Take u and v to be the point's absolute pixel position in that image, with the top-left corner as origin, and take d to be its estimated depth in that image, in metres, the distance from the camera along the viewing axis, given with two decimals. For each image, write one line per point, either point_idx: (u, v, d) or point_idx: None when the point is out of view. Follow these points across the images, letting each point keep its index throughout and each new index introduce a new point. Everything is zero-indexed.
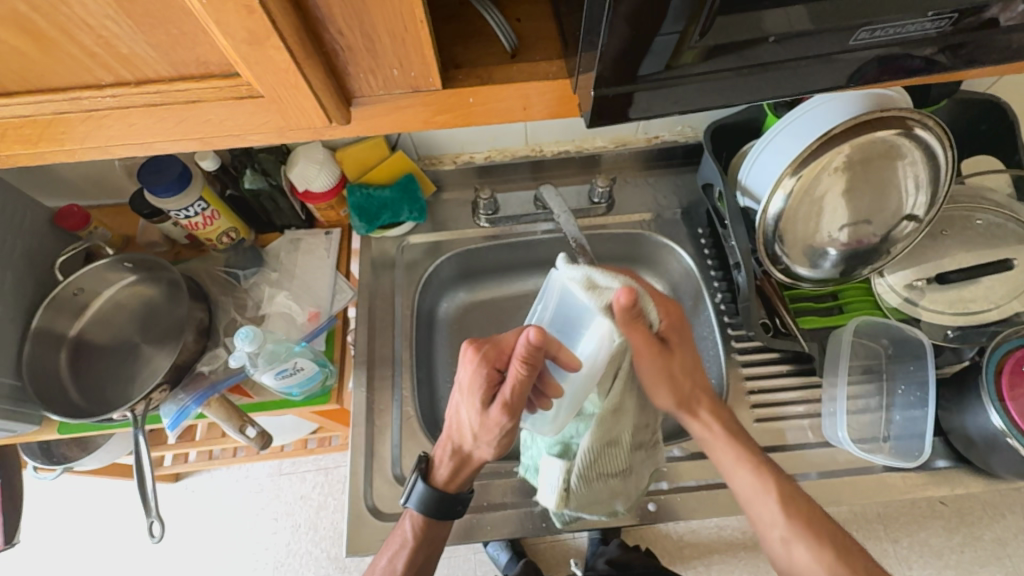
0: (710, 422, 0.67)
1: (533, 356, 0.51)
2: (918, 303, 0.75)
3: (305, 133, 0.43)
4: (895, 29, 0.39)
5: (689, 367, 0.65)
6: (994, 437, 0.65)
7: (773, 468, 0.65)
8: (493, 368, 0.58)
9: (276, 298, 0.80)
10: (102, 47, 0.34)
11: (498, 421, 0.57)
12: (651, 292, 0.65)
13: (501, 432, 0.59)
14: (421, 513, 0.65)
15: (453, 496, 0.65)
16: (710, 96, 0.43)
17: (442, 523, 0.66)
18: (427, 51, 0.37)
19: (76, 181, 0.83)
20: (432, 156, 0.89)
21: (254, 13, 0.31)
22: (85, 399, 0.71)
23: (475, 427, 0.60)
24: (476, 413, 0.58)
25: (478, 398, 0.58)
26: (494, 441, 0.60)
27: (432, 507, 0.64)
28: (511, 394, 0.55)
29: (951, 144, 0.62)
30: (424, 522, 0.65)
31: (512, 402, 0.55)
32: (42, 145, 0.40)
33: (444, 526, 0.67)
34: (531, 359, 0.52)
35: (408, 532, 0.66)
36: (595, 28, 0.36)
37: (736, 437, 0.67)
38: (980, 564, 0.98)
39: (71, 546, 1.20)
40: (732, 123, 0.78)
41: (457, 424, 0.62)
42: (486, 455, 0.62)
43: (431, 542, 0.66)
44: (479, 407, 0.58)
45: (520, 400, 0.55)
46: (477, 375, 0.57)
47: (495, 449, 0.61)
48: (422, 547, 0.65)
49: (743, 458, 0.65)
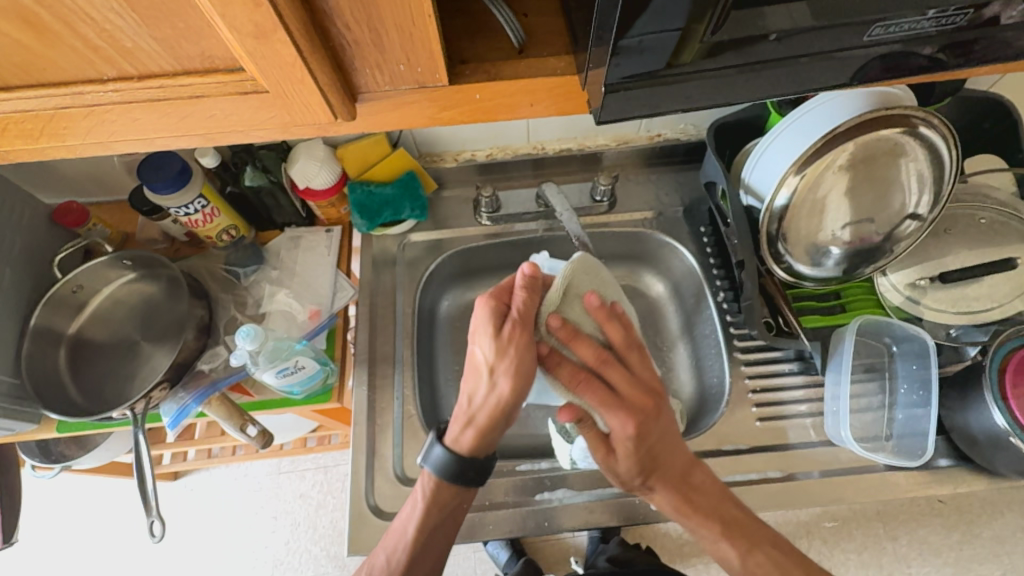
0: (669, 503, 0.63)
1: (532, 277, 0.62)
2: (919, 301, 0.74)
3: (310, 129, 0.43)
4: (908, 26, 0.39)
5: (644, 464, 0.62)
6: (998, 436, 0.65)
7: (741, 541, 0.62)
8: (499, 303, 0.63)
9: (276, 296, 0.80)
10: (105, 41, 0.33)
11: (511, 339, 0.60)
12: (609, 402, 0.60)
13: (516, 355, 0.60)
14: (437, 474, 0.63)
15: (468, 460, 0.63)
16: (719, 93, 0.43)
17: (456, 489, 0.64)
18: (434, 46, 0.37)
19: (74, 177, 0.82)
20: (433, 153, 0.89)
21: (261, 7, 0.30)
22: (85, 397, 0.70)
23: (490, 361, 0.61)
24: (489, 341, 0.61)
25: (489, 326, 0.61)
26: (511, 368, 0.60)
27: (450, 472, 0.63)
28: (524, 305, 0.61)
29: (955, 142, 0.62)
30: (437, 483, 0.63)
31: (525, 315, 0.61)
32: (42, 141, 0.39)
33: (456, 494, 0.64)
34: (530, 284, 0.62)
35: (420, 497, 0.64)
36: (606, 24, 0.35)
37: (700, 512, 0.63)
38: (978, 562, 0.98)
39: (70, 544, 1.20)
40: (736, 121, 0.78)
41: (471, 373, 0.63)
42: (504, 392, 0.61)
43: (445, 507, 0.64)
44: (492, 334, 0.61)
45: (531, 315, 0.62)
46: (487, 312, 0.62)
47: (512, 383, 0.61)
48: (434, 511, 0.63)
49: (709, 524, 0.62)
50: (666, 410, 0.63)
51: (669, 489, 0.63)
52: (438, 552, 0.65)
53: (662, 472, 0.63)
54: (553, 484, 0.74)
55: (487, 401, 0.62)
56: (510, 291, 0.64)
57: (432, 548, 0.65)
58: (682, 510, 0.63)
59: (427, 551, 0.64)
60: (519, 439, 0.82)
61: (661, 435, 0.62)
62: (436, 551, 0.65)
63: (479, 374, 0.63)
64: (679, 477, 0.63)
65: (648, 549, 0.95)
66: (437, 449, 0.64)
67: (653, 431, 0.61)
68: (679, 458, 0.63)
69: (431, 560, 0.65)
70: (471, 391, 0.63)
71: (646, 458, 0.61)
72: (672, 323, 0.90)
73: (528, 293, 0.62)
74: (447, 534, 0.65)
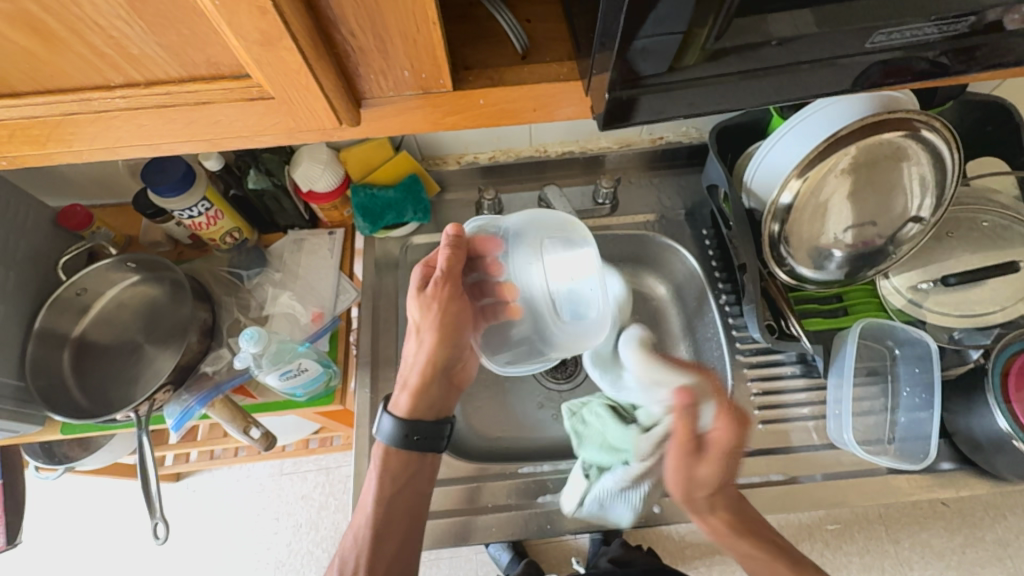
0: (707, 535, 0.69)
1: (457, 239, 0.67)
2: (923, 304, 0.74)
3: (314, 134, 0.43)
4: (910, 33, 0.39)
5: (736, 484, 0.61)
6: (1000, 439, 0.65)
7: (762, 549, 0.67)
8: (428, 266, 0.70)
9: (280, 298, 0.80)
10: (112, 48, 0.33)
11: (435, 296, 0.67)
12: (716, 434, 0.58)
13: (438, 312, 0.67)
14: (387, 442, 0.66)
15: (413, 422, 0.67)
16: (722, 99, 0.43)
17: (409, 456, 0.67)
18: (439, 52, 0.37)
19: (78, 180, 0.83)
20: (435, 156, 0.89)
21: (267, 15, 0.30)
22: (89, 399, 0.71)
23: (417, 320, 0.68)
24: (414, 300, 0.68)
25: (416, 286, 0.68)
26: (434, 327, 0.67)
27: (399, 436, 0.66)
28: (447, 264, 0.67)
29: (958, 145, 0.62)
30: (387, 452, 0.66)
31: (448, 273, 0.67)
32: (49, 145, 0.40)
33: (410, 462, 0.67)
34: (456, 246, 0.67)
35: (374, 467, 0.66)
36: (610, 30, 0.36)
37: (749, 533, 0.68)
38: (981, 565, 0.98)
39: (73, 544, 1.20)
40: (738, 124, 0.78)
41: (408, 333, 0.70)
42: (429, 348, 0.68)
43: (398, 476, 0.66)
44: (416, 293, 0.68)
45: (456, 271, 0.67)
46: (417, 276, 0.68)
47: (436, 337, 0.67)
48: (388, 482, 0.65)
49: (752, 552, 0.68)
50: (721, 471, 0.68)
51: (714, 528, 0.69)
52: (404, 529, 0.65)
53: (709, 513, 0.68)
54: (556, 486, 0.74)
55: (418, 360, 0.68)
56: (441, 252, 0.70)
57: (396, 524, 0.65)
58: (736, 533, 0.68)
59: (393, 524, 0.65)
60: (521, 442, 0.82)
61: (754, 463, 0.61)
62: (403, 526, 0.65)
63: (412, 335, 0.69)
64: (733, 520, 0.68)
65: (650, 551, 0.95)
66: (383, 417, 0.67)
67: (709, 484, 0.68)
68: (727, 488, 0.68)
69: (398, 535, 0.65)
70: (407, 354, 0.70)
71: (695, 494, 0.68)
72: (674, 324, 0.89)
73: (448, 253, 0.66)
74: (412, 505, 0.66)
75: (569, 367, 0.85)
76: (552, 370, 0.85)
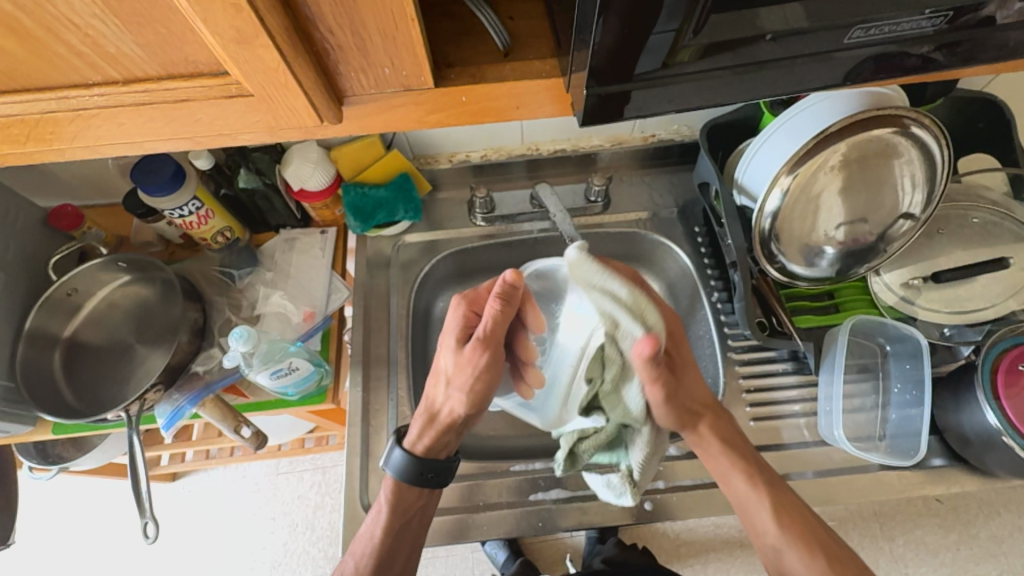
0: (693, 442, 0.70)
1: (508, 289, 0.61)
2: (914, 301, 0.73)
3: (296, 132, 0.43)
4: (891, 27, 0.39)
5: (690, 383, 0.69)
6: (989, 435, 0.65)
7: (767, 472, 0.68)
8: (470, 311, 0.66)
9: (271, 298, 0.79)
10: (89, 46, 0.33)
11: (472, 358, 0.63)
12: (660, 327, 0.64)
13: (470, 375, 0.64)
14: (397, 476, 0.65)
15: (428, 462, 0.65)
16: (705, 96, 0.43)
17: (421, 490, 0.66)
18: (419, 51, 0.37)
19: (69, 179, 0.83)
20: (427, 155, 0.89)
21: (242, 12, 0.30)
22: (79, 399, 0.71)
23: (449, 371, 0.65)
24: (451, 354, 0.64)
25: (455, 338, 0.65)
26: (464, 387, 0.64)
27: (409, 472, 0.64)
28: (490, 326, 0.62)
29: (947, 141, 0.62)
30: (395, 487, 0.65)
31: (490, 334, 0.62)
32: (30, 144, 0.39)
33: (422, 495, 0.66)
34: (505, 296, 0.61)
35: (383, 498, 0.66)
36: (587, 27, 0.35)
37: (732, 448, 0.68)
38: (975, 562, 0.99)
39: (69, 544, 1.20)
40: (728, 122, 0.78)
41: (433, 379, 0.68)
42: (456, 405, 0.65)
43: (408, 510, 0.66)
44: (455, 348, 0.65)
45: (499, 334, 0.62)
46: (457, 321, 0.65)
47: (466, 398, 0.64)
48: (398, 514, 0.65)
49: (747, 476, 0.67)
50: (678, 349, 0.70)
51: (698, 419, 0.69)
52: (405, 555, 0.67)
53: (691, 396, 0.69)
54: (548, 484, 0.74)
55: (443, 409, 0.66)
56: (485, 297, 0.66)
57: (399, 552, 0.66)
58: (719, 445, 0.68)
59: (397, 550, 0.66)
60: (514, 440, 0.83)
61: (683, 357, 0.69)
62: (404, 553, 0.67)
63: (438, 383, 0.67)
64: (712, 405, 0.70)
65: (644, 549, 0.95)
66: (395, 451, 0.66)
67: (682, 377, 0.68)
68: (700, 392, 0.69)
69: (403, 554, 0.67)
70: (428, 396, 0.67)
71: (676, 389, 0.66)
72: None
73: (495, 310, 0.61)
74: (418, 533, 0.67)
75: None
76: None
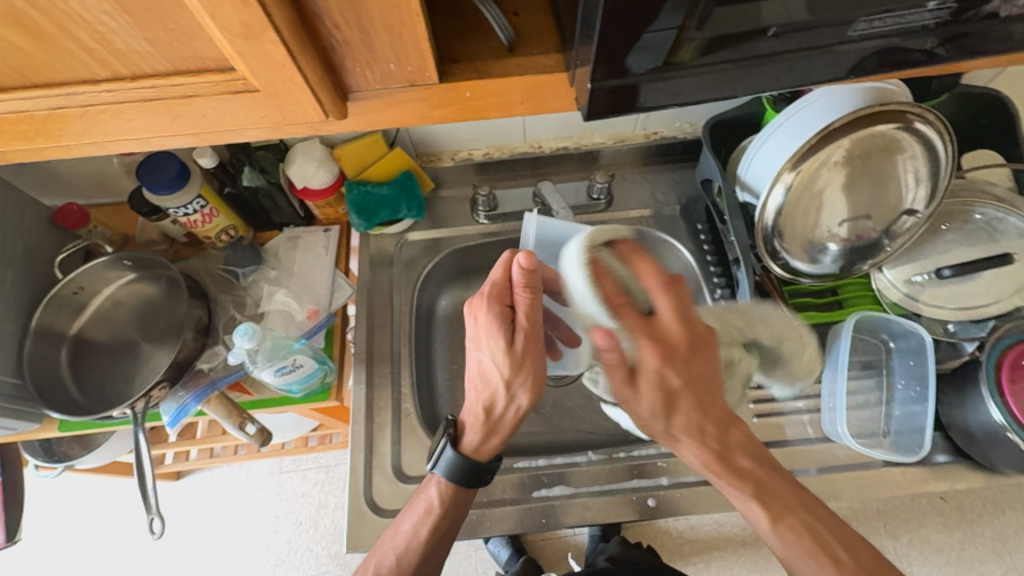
0: (700, 457, 0.61)
1: (529, 274, 0.60)
2: (918, 298, 0.73)
3: (302, 128, 0.43)
4: (894, 20, 0.39)
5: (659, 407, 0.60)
6: (994, 431, 0.65)
7: (773, 501, 0.59)
8: (503, 306, 0.61)
9: (275, 296, 0.80)
10: (99, 42, 0.34)
11: (524, 350, 0.61)
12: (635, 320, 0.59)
13: (532, 365, 0.61)
14: (448, 477, 0.63)
15: (481, 466, 0.64)
16: (710, 90, 0.43)
17: (465, 490, 0.64)
18: (423, 45, 0.37)
19: (74, 178, 0.83)
20: (430, 153, 0.89)
21: (251, 7, 0.31)
22: (85, 397, 0.71)
23: (503, 372, 0.61)
24: (502, 354, 0.60)
25: (499, 339, 0.60)
26: (528, 378, 0.62)
27: (463, 474, 0.63)
28: (529, 312, 0.60)
29: (951, 137, 0.62)
30: (453, 490, 0.64)
31: (532, 321, 0.61)
32: (39, 141, 0.40)
33: (469, 494, 0.65)
34: (529, 283, 0.60)
35: (431, 494, 0.64)
36: (591, 21, 0.35)
37: (722, 467, 0.61)
38: (980, 560, 0.98)
39: (74, 542, 1.21)
40: (733, 118, 0.77)
41: (483, 384, 0.63)
42: (522, 403, 0.62)
43: (456, 510, 0.64)
44: (502, 347, 0.60)
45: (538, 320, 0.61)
46: (492, 319, 0.61)
47: (529, 393, 0.62)
48: (447, 515, 0.64)
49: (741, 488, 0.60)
50: (705, 357, 0.61)
51: (693, 435, 0.61)
52: (443, 554, 0.65)
53: (694, 414, 0.60)
54: (552, 481, 0.74)
55: (505, 409, 0.62)
56: (511, 289, 0.62)
57: (439, 551, 0.65)
58: (710, 466, 0.61)
59: (439, 548, 0.64)
60: (517, 438, 0.83)
61: (688, 375, 0.59)
62: (438, 556, 0.65)
63: (493, 384, 0.62)
64: (718, 418, 0.61)
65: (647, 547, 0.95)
66: (450, 451, 0.63)
67: (685, 395, 0.60)
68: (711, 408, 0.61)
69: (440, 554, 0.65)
70: (484, 399, 0.63)
71: (671, 402, 0.60)
72: None
73: (534, 297, 0.60)
74: (456, 530, 0.66)
75: None
76: None
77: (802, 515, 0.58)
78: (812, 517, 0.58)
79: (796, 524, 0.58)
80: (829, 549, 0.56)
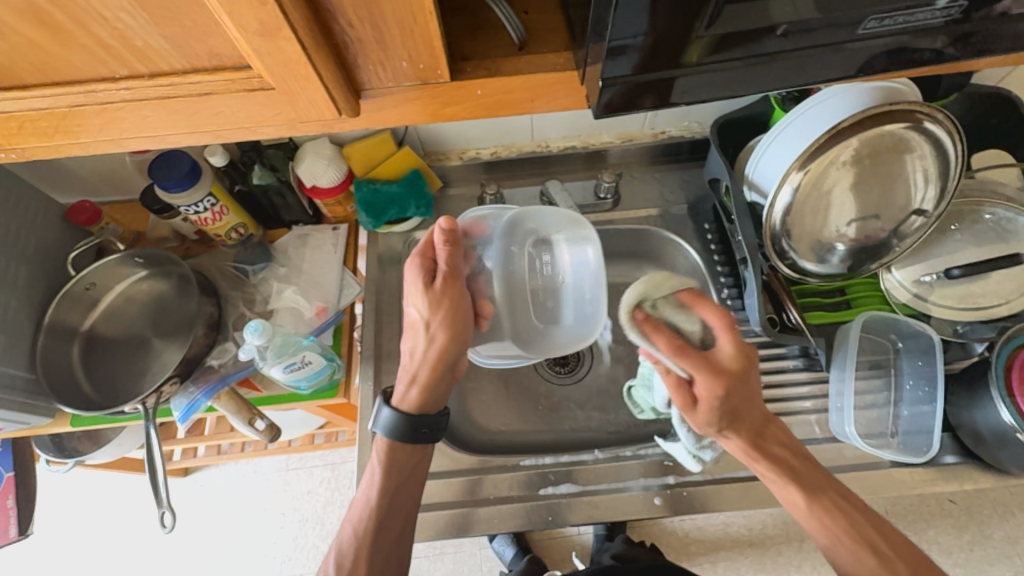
0: (743, 451, 0.63)
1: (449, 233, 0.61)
2: (927, 299, 0.73)
3: (315, 125, 0.44)
4: (904, 17, 0.39)
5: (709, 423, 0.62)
6: (1004, 433, 0.65)
7: (811, 488, 0.60)
8: (426, 261, 0.63)
9: (284, 293, 0.80)
10: (117, 40, 0.34)
11: (442, 293, 0.61)
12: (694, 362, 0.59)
13: (450, 308, 0.61)
14: (389, 436, 0.63)
15: (419, 418, 0.63)
16: (718, 89, 0.43)
17: (412, 449, 0.64)
18: (436, 44, 0.37)
19: (86, 176, 0.84)
20: (438, 152, 0.90)
21: (267, 5, 0.31)
22: (97, 392, 0.72)
23: (423, 315, 0.62)
24: (420, 295, 0.62)
25: (419, 283, 0.62)
26: (445, 321, 0.62)
27: (400, 430, 0.63)
28: (448, 259, 0.61)
29: (961, 137, 0.62)
30: (389, 448, 0.63)
31: (451, 268, 0.62)
32: (57, 137, 0.40)
33: (413, 455, 0.64)
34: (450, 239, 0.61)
35: (376, 459, 0.64)
36: (602, 20, 0.36)
37: (765, 461, 0.62)
38: (989, 563, 0.98)
39: (84, 536, 1.22)
40: (741, 117, 0.77)
41: (410, 331, 0.64)
42: (441, 343, 0.62)
43: (403, 470, 0.64)
44: (422, 290, 0.62)
45: (458, 266, 0.62)
46: (414, 271, 0.62)
47: (447, 333, 0.62)
48: (392, 475, 0.63)
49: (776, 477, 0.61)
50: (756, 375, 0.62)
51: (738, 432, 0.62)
52: (402, 522, 0.64)
53: (742, 424, 0.62)
54: (558, 479, 0.74)
55: (428, 354, 0.63)
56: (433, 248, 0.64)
57: (396, 517, 0.63)
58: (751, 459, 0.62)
59: (394, 514, 0.63)
60: (524, 436, 0.83)
61: (748, 398, 0.61)
62: (400, 516, 0.64)
63: (417, 330, 0.63)
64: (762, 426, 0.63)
65: (652, 547, 0.95)
66: (386, 410, 0.64)
67: (740, 410, 0.61)
68: (759, 413, 0.63)
69: (397, 524, 0.63)
70: (411, 348, 0.64)
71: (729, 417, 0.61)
72: None
73: (452, 248, 0.61)
74: (412, 496, 0.65)
75: (570, 362, 0.87)
76: (555, 364, 0.87)
77: (839, 502, 0.60)
78: (848, 503, 0.60)
79: (834, 509, 0.59)
80: (867, 534, 0.58)
